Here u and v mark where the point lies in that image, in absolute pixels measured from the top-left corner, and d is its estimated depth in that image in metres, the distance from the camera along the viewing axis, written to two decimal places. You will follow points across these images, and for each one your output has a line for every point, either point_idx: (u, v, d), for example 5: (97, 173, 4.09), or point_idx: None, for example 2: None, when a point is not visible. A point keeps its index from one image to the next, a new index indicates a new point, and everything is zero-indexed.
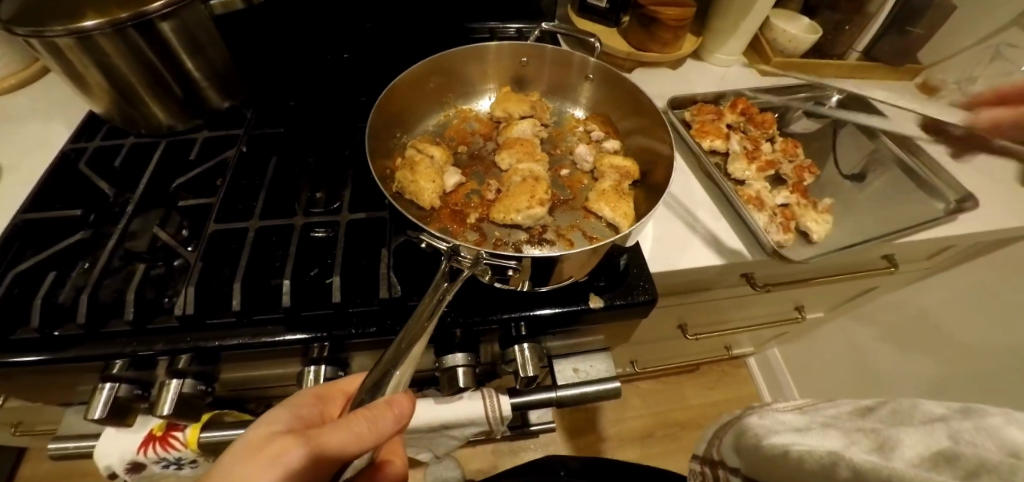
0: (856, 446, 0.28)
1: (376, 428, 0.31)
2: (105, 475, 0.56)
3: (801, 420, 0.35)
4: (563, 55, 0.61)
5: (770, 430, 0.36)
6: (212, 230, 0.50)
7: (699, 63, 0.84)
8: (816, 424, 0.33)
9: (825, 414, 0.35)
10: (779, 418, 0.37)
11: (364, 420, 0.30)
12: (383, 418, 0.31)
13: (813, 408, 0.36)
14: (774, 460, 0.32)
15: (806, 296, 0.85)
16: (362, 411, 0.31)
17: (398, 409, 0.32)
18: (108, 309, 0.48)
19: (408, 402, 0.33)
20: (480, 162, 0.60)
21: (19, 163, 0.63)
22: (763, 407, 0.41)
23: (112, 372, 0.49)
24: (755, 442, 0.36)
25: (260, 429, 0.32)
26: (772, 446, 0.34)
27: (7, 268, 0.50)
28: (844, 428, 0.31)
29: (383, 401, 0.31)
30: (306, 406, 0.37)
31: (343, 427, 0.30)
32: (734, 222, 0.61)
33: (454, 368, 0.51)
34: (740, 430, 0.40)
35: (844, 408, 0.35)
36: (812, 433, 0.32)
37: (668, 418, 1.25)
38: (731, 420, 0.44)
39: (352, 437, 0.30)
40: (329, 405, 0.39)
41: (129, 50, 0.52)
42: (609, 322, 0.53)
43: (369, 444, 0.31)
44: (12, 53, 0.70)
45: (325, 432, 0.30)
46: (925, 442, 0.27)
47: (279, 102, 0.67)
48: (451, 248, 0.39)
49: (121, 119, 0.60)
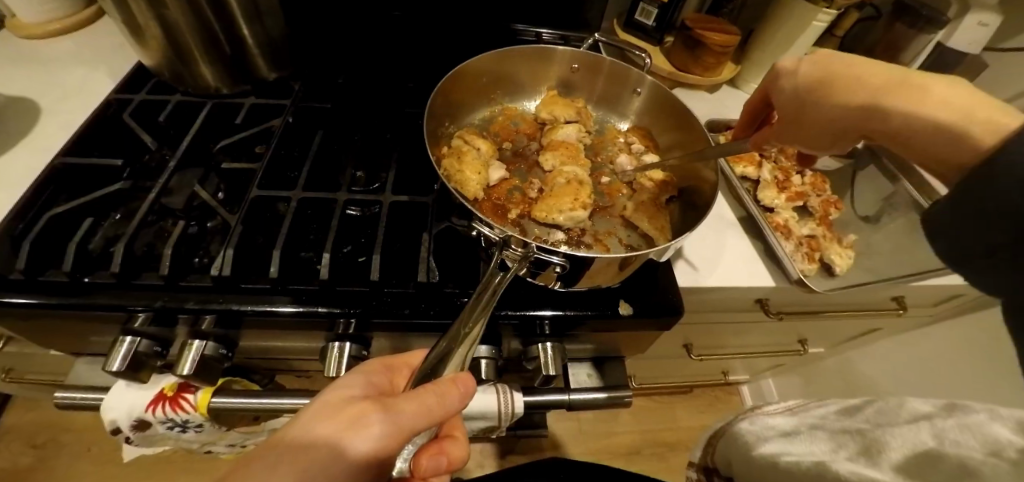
0: (845, 452, 0.31)
1: (443, 403, 0.33)
2: (108, 430, 0.54)
3: (790, 424, 0.37)
4: (619, 70, 0.63)
5: (760, 437, 0.38)
6: (255, 195, 0.50)
7: (734, 90, 0.86)
8: (805, 428, 0.36)
9: (814, 417, 0.38)
10: (768, 423, 0.39)
11: (433, 394, 0.33)
12: (451, 395, 0.33)
13: (802, 410, 0.40)
14: (766, 466, 0.34)
15: (813, 329, 0.86)
16: (432, 385, 0.33)
17: (463, 386, 0.34)
18: (141, 262, 0.48)
19: (470, 382, 0.35)
20: (523, 160, 0.62)
21: (59, 106, 0.62)
22: (753, 412, 0.43)
23: (133, 326, 0.48)
24: (745, 450, 0.38)
25: (336, 393, 0.34)
26: (761, 454, 0.35)
27: (41, 209, 0.50)
28: (832, 431, 0.34)
29: (449, 378, 0.34)
30: (375, 374, 0.38)
31: (415, 398, 0.32)
32: (761, 249, 0.62)
33: (477, 359, 0.55)
34: (731, 436, 0.42)
35: (831, 410, 0.38)
36: (801, 439, 0.35)
37: (658, 436, 1.26)
38: (723, 427, 0.45)
39: (422, 409, 0.32)
40: (395, 374, 0.40)
41: (190, 7, 0.52)
42: (630, 332, 0.54)
43: (436, 418, 0.33)
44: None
45: (399, 403, 0.32)
46: (911, 444, 0.29)
47: (327, 79, 0.67)
48: (502, 239, 0.42)
49: (169, 74, 0.61)
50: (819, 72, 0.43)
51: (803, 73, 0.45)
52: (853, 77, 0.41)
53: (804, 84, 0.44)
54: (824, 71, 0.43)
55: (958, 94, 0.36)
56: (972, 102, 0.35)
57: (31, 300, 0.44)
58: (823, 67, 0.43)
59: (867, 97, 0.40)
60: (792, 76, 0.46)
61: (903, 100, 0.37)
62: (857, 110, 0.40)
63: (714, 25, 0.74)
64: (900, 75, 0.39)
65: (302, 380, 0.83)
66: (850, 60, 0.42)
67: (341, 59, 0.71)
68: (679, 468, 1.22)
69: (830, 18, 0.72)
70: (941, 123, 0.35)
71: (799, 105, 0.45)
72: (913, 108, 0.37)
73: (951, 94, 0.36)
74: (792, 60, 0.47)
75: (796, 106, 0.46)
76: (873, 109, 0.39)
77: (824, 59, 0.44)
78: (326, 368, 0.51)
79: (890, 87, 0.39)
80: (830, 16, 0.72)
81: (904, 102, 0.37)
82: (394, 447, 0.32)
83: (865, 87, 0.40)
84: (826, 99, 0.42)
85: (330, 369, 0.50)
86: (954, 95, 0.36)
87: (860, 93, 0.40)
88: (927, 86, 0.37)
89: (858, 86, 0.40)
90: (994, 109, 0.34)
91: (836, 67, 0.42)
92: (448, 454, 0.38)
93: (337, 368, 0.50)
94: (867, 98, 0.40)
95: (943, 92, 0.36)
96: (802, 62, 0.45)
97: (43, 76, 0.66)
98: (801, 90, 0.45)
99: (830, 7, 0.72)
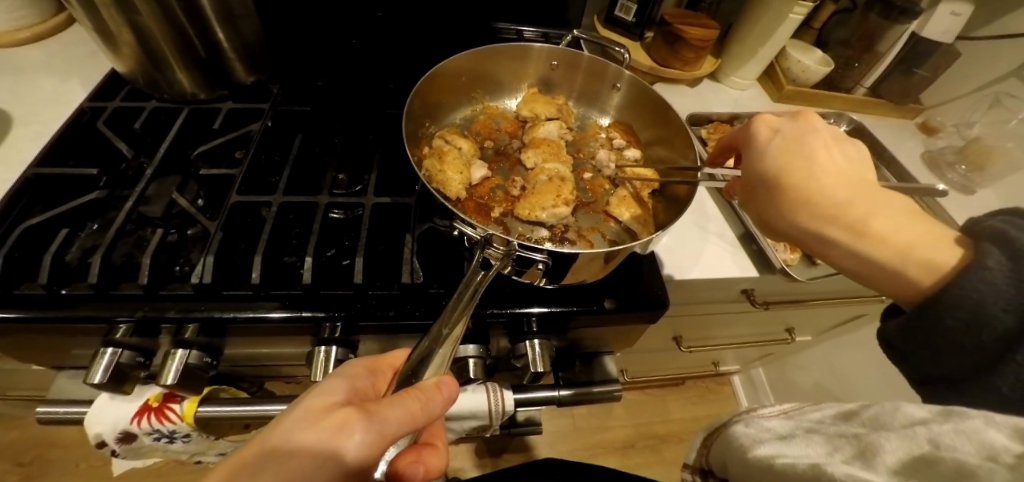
0: (841, 454, 0.29)
1: (426, 409, 0.33)
2: (93, 444, 0.53)
3: (786, 426, 0.35)
4: (597, 65, 0.63)
5: (755, 440, 0.36)
6: (234, 201, 0.50)
7: (715, 84, 0.87)
8: (800, 430, 0.34)
9: (810, 419, 0.35)
10: (763, 426, 0.37)
11: (418, 399, 0.33)
12: (435, 401, 0.34)
13: (798, 413, 0.37)
14: (761, 472, 0.32)
15: (798, 318, 0.87)
16: (416, 391, 0.33)
17: (447, 391, 0.35)
18: (119, 272, 0.47)
19: (454, 388, 0.36)
20: (505, 158, 0.62)
21: (32, 115, 0.61)
22: (749, 414, 0.42)
23: (116, 336, 0.47)
24: (742, 453, 0.36)
25: (321, 398, 0.34)
26: (757, 458, 0.34)
27: (15, 221, 0.48)
28: (828, 434, 0.32)
29: (433, 383, 0.34)
30: (358, 378, 0.38)
31: (401, 403, 0.32)
32: (742, 239, 0.63)
33: (464, 359, 0.53)
34: (727, 438, 0.40)
35: (826, 413, 0.35)
36: (797, 442, 0.33)
37: (652, 429, 1.27)
38: (720, 425, 0.43)
39: (406, 414, 0.32)
40: (379, 378, 0.40)
41: (163, 13, 0.52)
42: (615, 327, 0.54)
43: (419, 423, 0.33)
44: (9, 7, 0.67)
45: (384, 407, 0.32)
46: (905, 447, 0.27)
47: (306, 82, 0.67)
48: (484, 238, 0.42)
49: (143, 81, 0.60)
50: (790, 157, 0.40)
51: (773, 150, 0.42)
52: (812, 177, 0.39)
53: (769, 169, 0.41)
54: (796, 159, 0.40)
55: (898, 226, 0.36)
56: (910, 242, 0.35)
57: (9, 315, 0.43)
58: (794, 150, 0.40)
59: (822, 213, 0.38)
60: (760, 152, 0.42)
61: (847, 227, 0.37)
62: (805, 219, 0.39)
63: (692, 19, 0.75)
64: (855, 190, 0.38)
65: (291, 386, 0.82)
66: (811, 148, 0.40)
67: (320, 62, 0.71)
68: (673, 460, 1.23)
69: (806, 11, 0.73)
70: (879, 259, 0.36)
71: (761, 187, 0.42)
72: (857, 241, 0.37)
73: (892, 226, 0.36)
74: (769, 129, 0.43)
75: (752, 188, 0.43)
76: (821, 220, 0.38)
77: (794, 145, 0.41)
78: (312, 372, 0.50)
79: (844, 204, 0.37)
80: (806, 9, 0.72)
81: (850, 231, 0.37)
82: (377, 452, 0.32)
83: (820, 198, 0.38)
84: (786, 198, 0.40)
85: (316, 373, 0.50)
86: (895, 229, 0.36)
87: (815, 205, 0.38)
88: (874, 216, 0.37)
89: (817, 194, 0.38)
90: (935, 249, 0.34)
91: (802, 160, 0.40)
92: (426, 462, 0.38)
93: (323, 371, 0.50)
94: (820, 214, 0.38)
95: (885, 226, 0.36)
96: (782, 142, 0.42)
97: (14, 85, 0.65)
98: (764, 173, 0.41)
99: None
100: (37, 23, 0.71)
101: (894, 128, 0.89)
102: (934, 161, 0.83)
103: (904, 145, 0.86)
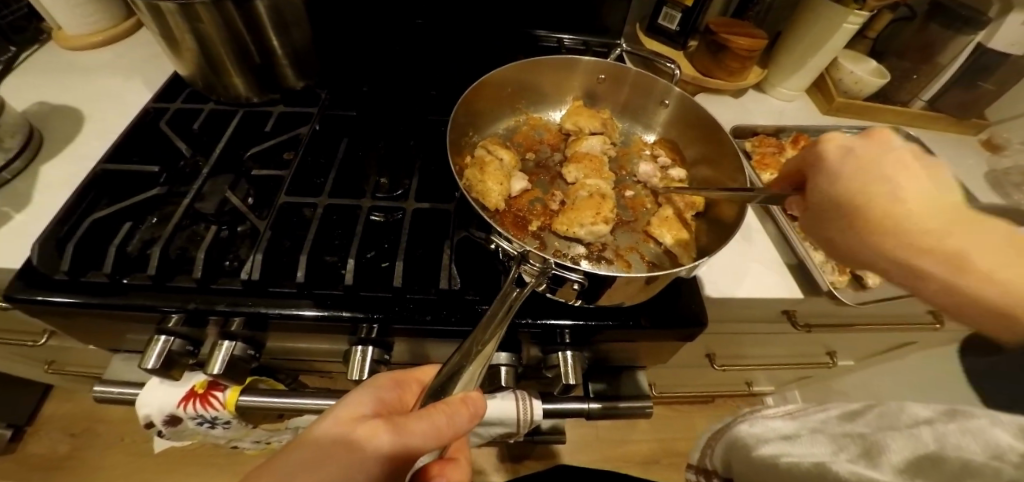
0: (845, 453, 0.31)
1: (453, 424, 0.34)
2: (142, 424, 0.57)
3: (790, 427, 0.38)
4: (644, 79, 0.63)
5: (760, 439, 0.39)
6: (283, 201, 0.52)
7: (760, 95, 0.84)
8: (804, 430, 0.36)
9: (814, 420, 0.37)
10: (767, 426, 0.39)
11: (444, 414, 0.34)
12: (460, 415, 0.34)
13: (802, 413, 0.39)
14: (766, 471, 0.35)
15: (840, 341, 0.83)
16: (441, 406, 0.34)
17: (472, 406, 0.35)
18: (175, 265, 0.49)
19: (480, 402, 0.36)
20: (546, 171, 0.62)
21: (101, 112, 0.66)
22: (754, 415, 0.44)
23: (167, 326, 0.50)
24: (746, 451, 0.39)
25: (349, 409, 0.35)
26: (762, 456, 0.36)
27: (83, 215, 0.52)
28: (833, 434, 0.34)
29: (458, 398, 0.35)
30: (386, 389, 0.38)
31: (426, 418, 0.33)
32: (783, 252, 0.62)
33: (496, 366, 0.55)
34: (733, 439, 0.42)
35: (831, 413, 0.37)
36: (801, 441, 0.35)
37: (678, 446, 1.24)
38: (723, 429, 0.47)
39: (432, 429, 0.33)
40: (406, 390, 0.40)
41: (224, 21, 0.54)
42: (649, 343, 0.53)
43: (445, 438, 0.34)
44: (80, 15, 0.72)
45: (408, 423, 0.33)
46: (910, 446, 0.29)
47: (352, 87, 0.69)
48: (521, 253, 0.42)
49: (202, 84, 0.63)
50: (867, 183, 0.35)
51: (847, 175, 0.36)
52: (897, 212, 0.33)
53: (845, 198, 0.36)
54: (874, 187, 0.35)
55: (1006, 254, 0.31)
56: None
57: (72, 300, 0.46)
58: (870, 173, 0.35)
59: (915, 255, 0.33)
60: (833, 178, 0.37)
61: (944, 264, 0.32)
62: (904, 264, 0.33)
63: (739, 29, 0.73)
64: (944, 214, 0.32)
65: (323, 380, 0.84)
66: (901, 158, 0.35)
67: (367, 68, 0.72)
68: None
69: (862, 21, 0.69)
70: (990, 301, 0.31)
71: (835, 216, 0.37)
72: (955, 277, 0.32)
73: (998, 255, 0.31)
74: (840, 146, 0.38)
75: (826, 217, 0.38)
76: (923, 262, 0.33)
77: (873, 161, 0.36)
78: (349, 370, 0.52)
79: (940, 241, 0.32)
80: (863, 19, 0.69)
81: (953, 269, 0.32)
82: (401, 465, 0.33)
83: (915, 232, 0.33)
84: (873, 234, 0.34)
85: (353, 373, 0.51)
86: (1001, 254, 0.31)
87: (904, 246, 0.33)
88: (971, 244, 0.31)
89: (903, 229, 0.33)
90: None
91: (880, 186, 0.35)
92: (447, 475, 0.39)
93: (360, 373, 0.51)
94: (906, 250, 0.33)
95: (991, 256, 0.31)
96: (859, 166, 0.36)
97: (84, 85, 0.70)
98: (838, 201, 0.37)
99: (863, 10, 0.69)
100: (105, 29, 0.76)
101: (953, 145, 0.84)
102: (998, 182, 0.78)
103: (965, 162, 0.81)
